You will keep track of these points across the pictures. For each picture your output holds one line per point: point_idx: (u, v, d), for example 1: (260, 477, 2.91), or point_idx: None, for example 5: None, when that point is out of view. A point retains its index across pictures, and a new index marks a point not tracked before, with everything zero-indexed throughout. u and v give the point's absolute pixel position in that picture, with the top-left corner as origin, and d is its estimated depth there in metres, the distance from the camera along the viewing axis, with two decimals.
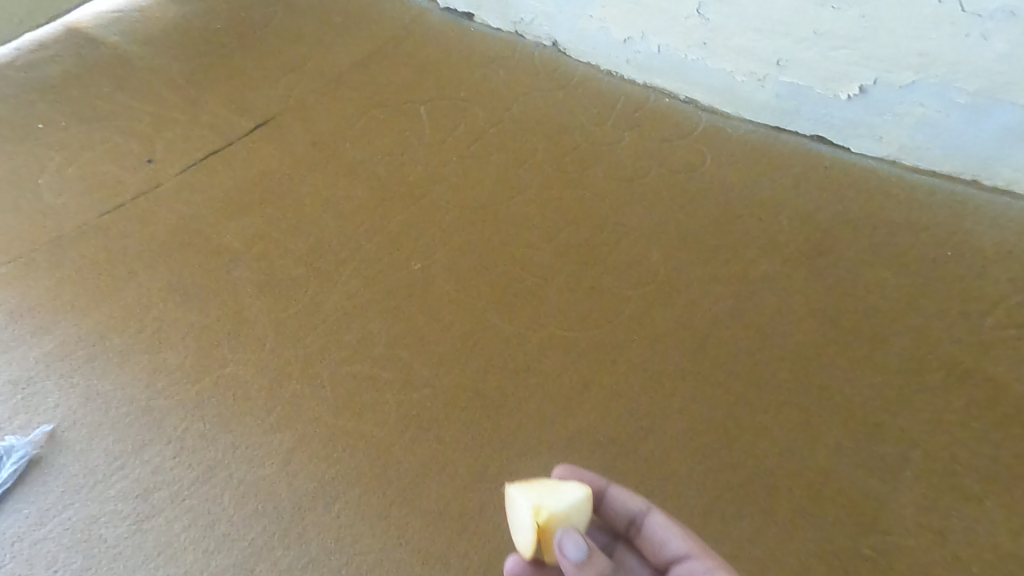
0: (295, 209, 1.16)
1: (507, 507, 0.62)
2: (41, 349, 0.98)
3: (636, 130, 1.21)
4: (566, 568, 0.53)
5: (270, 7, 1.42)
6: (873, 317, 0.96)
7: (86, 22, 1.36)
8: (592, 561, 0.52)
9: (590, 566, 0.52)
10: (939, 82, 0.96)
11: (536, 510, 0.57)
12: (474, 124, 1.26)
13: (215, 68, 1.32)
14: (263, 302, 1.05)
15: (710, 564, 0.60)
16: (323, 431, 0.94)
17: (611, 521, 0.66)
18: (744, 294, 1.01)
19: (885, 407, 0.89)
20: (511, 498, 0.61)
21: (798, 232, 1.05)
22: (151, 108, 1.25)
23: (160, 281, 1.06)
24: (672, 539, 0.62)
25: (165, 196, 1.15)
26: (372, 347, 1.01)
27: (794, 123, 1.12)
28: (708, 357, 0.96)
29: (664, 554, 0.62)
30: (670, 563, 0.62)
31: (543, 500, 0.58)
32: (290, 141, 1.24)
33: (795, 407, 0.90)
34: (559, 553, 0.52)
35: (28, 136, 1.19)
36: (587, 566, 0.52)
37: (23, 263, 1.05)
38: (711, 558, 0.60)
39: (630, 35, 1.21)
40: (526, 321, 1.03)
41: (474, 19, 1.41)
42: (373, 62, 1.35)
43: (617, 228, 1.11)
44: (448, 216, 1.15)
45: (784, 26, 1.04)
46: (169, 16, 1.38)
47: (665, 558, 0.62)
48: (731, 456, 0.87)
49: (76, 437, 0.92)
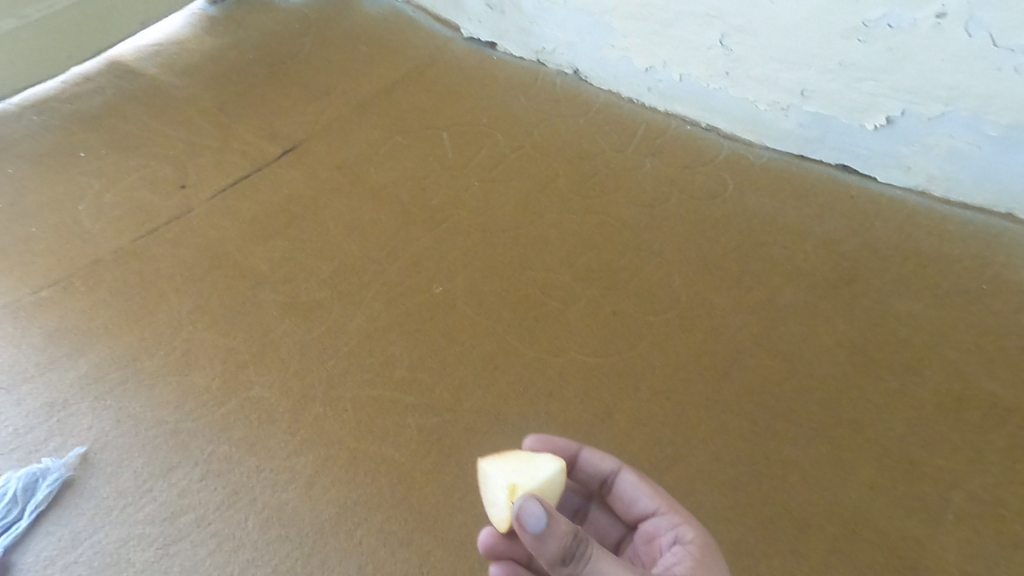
0: (320, 232, 1.18)
1: (485, 484, 0.65)
2: (77, 371, 1.00)
3: (657, 156, 1.22)
4: (527, 541, 0.53)
5: (300, 37, 1.46)
6: (905, 350, 0.94)
7: (128, 55, 1.43)
8: (552, 534, 0.52)
9: (550, 537, 0.52)
10: (970, 114, 0.95)
11: (511, 487, 0.60)
12: (496, 149, 1.27)
13: (246, 97, 1.36)
14: (288, 325, 1.07)
15: (675, 520, 0.66)
16: (346, 455, 0.94)
17: (587, 481, 0.72)
18: (770, 322, 1.00)
19: (920, 443, 0.87)
20: (487, 476, 0.64)
21: (824, 260, 1.04)
22: (186, 135, 1.30)
23: (190, 303, 1.09)
24: (642, 498, 0.68)
25: (196, 220, 1.18)
26: (394, 371, 1.02)
27: (818, 152, 1.13)
28: (734, 385, 0.95)
29: (634, 510, 0.69)
30: (641, 518, 0.69)
31: (517, 478, 0.61)
32: (316, 166, 1.27)
33: (826, 441, 0.88)
34: (520, 527, 0.52)
35: (69, 163, 1.24)
36: (547, 538, 0.52)
37: (61, 286, 1.09)
38: (677, 514, 0.66)
39: (651, 64, 1.23)
40: (548, 346, 1.02)
41: (497, 48, 1.44)
42: (398, 89, 1.38)
43: (639, 253, 1.11)
44: (469, 240, 1.16)
45: (808, 57, 1.04)
46: (204, 48, 1.44)
47: (636, 514, 0.69)
48: (760, 490, 0.86)
49: (108, 459, 0.93)
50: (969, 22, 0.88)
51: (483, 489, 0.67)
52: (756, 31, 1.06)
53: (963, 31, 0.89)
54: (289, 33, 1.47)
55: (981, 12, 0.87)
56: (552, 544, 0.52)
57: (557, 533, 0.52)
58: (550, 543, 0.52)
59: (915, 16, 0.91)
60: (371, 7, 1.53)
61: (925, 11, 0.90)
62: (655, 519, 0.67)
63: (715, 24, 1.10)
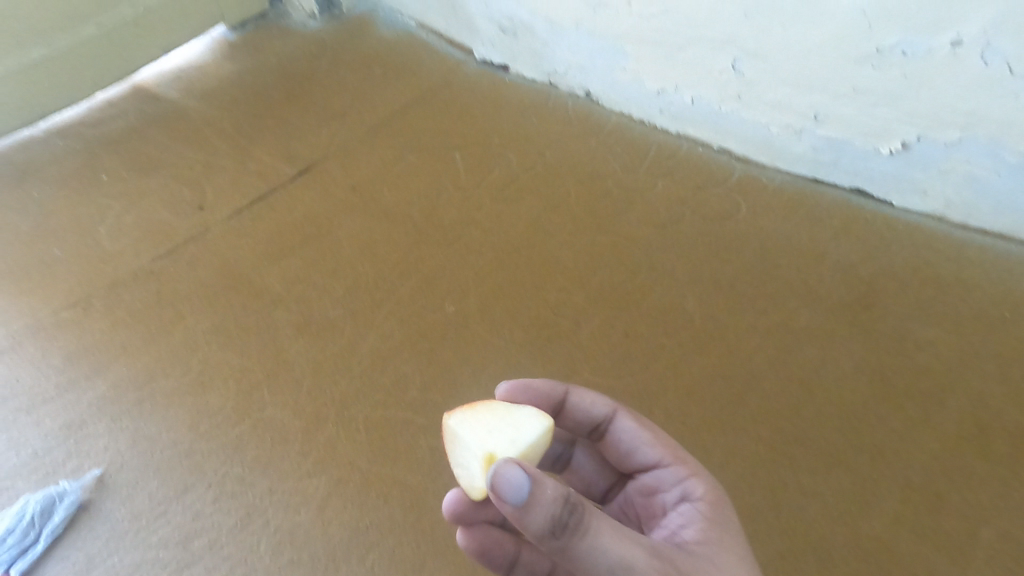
0: (334, 251, 1.19)
1: (458, 450, 0.61)
2: (94, 393, 1.01)
3: (669, 176, 1.22)
4: (508, 512, 0.49)
5: (316, 61, 1.49)
6: (927, 379, 0.93)
7: (150, 80, 1.46)
8: (538, 505, 0.47)
9: (535, 506, 0.47)
10: (988, 141, 0.94)
11: (490, 454, 0.57)
12: (508, 169, 1.28)
13: (263, 119, 1.39)
14: (301, 344, 1.07)
15: (680, 473, 0.67)
16: (358, 477, 0.94)
17: (587, 432, 0.73)
18: (786, 345, 0.99)
19: (946, 476, 0.85)
20: (461, 440, 0.60)
21: (840, 284, 1.03)
22: (204, 158, 1.32)
23: (206, 323, 1.09)
24: (645, 450, 0.69)
25: (213, 241, 1.20)
26: (406, 390, 1.02)
27: (831, 175, 1.13)
28: (750, 410, 0.94)
29: (635, 460, 0.70)
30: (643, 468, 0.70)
31: (494, 445, 0.58)
32: (330, 186, 1.28)
33: (846, 470, 0.87)
34: (498, 497, 0.48)
35: (92, 186, 1.27)
36: (531, 509, 0.47)
37: (81, 308, 1.10)
38: (681, 465, 0.67)
39: (663, 86, 1.24)
40: (560, 366, 1.02)
41: (509, 70, 1.44)
42: (411, 110, 1.40)
43: (652, 273, 1.10)
44: (481, 258, 1.16)
45: (821, 81, 1.04)
46: (224, 73, 1.47)
47: (638, 464, 0.70)
48: (779, 520, 0.84)
49: (123, 480, 0.94)
50: (986, 51, 0.88)
51: (453, 452, 0.63)
52: (769, 55, 1.07)
53: (979, 59, 0.89)
54: (305, 57, 1.50)
55: (997, 41, 0.87)
56: (538, 515, 0.48)
57: (542, 501, 0.48)
58: (537, 513, 0.48)
59: (930, 43, 0.92)
60: (385, 30, 1.55)
61: (940, 39, 0.91)
62: (656, 470, 0.69)
63: (727, 48, 1.11)
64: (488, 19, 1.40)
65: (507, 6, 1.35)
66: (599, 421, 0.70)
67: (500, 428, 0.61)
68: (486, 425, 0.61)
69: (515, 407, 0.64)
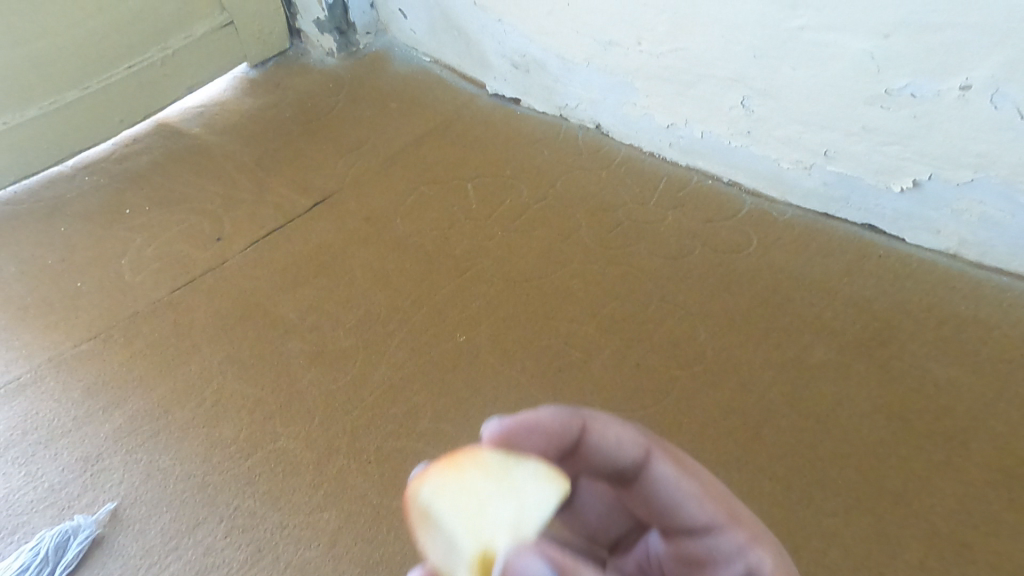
0: (347, 281, 1.20)
1: (435, 522, 0.49)
2: (111, 425, 1.02)
3: (679, 208, 1.23)
4: None
5: (333, 96, 1.54)
6: (947, 420, 0.91)
7: (174, 116, 1.51)
8: None
9: None
10: (1000, 182, 0.95)
11: (490, 547, 0.48)
12: (519, 199, 1.30)
13: (282, 153, 1.43)
14: (313, 374, 1.08)
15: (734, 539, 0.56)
16: (369, 511, 0.93)
17: (615, 475, 0.61)
18: (801, 381, 0.98)
19: (972, 523, 0.83)
20: (447, 517, 0.49)
21: (855, 319, 1.03)
22: (224, 191, 1.35)
23: (221, 354, 1.11)
24: (688, 504, 0.58)
25: (230, 272, 1.22)
26: (418, 421, 1.01)
27: (842, 210, 1.14)
28: (766, 447, 0.92)
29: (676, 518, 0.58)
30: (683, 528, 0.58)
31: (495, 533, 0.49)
32: (345, 217, 1.30)
33: (867, 512, 0.85)
34: None
35: (116, 221, 1.30)
36: None
37: (101, 340, 1.12)
38: (736, 529, 0.56)
39: (673, 120, 1.26)
40: (572, 398, 1.01)
41: (521, 104, 1.47)
42: (425, 142, 1.43)
43: (663, 305, 1.10)
44: (493, 288, 1.17)
45: (831, 120, 1.06)
46: (245, 108, 1.52)
47: (678, 524, 0.58)
48: (799, 563, 0.82)
49: (136, 515, 0.94)
50: (995, 95, 0.89)
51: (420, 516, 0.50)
52: (778, 94, 1.09)
53: (989, 103, 0.90)
54: (323, 92, 1.55)
55: (1006, 86, 0.88)
56: None
57: None
58: None
59: (939, 87, 0.93)
60: (400, 65, 1.59)
61: (949, 83, 0.92)
62: (700, 532, 0.57)
63: (736, 86, 1.13)
64: (501, 56, 1.43)
65: (520, 44, 1.38)
66: (632, 462, 0.59)
67: (498, 498, 0.50)
68: (480, 495, 0.50)
69: (515, 462, 0.53)
